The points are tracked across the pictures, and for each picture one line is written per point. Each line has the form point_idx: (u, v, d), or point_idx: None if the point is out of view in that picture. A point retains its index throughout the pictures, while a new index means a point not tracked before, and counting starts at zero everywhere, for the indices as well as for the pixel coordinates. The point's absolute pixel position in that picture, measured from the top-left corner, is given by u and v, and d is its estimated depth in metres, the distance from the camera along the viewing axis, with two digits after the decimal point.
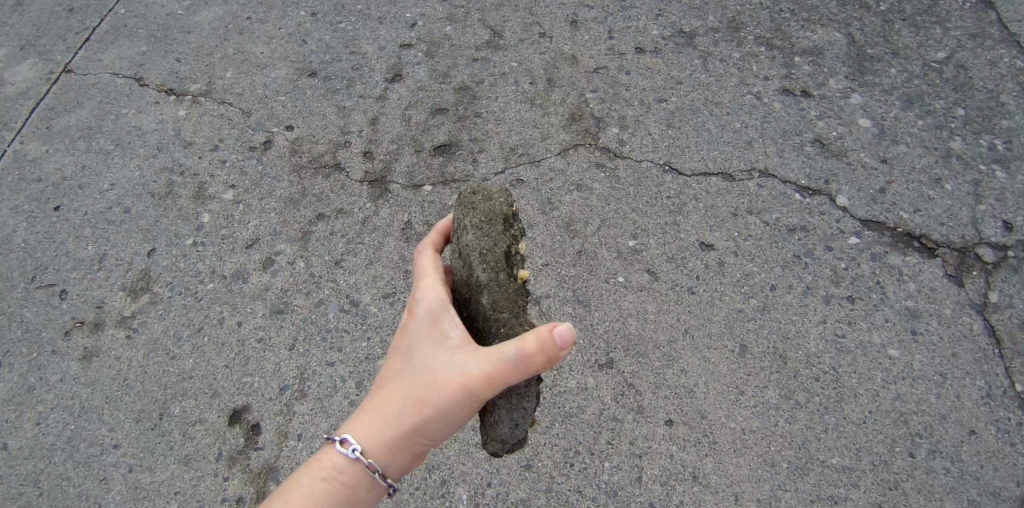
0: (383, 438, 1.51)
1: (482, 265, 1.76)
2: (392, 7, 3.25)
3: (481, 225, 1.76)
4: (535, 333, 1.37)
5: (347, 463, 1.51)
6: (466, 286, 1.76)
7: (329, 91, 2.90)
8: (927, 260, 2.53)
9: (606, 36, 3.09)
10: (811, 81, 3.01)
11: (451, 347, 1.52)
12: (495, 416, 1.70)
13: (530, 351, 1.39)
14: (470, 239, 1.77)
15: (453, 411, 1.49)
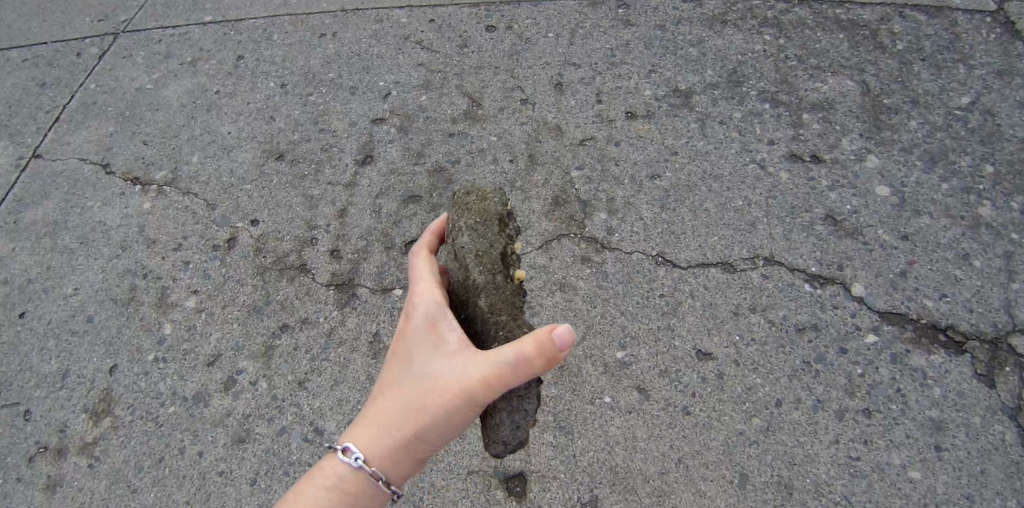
0: (387, 445, 1.55)
1: (478, 268, 1.73)
2: (365, 74, 3.05)
3: (477, 227, 1.75)
4: (532, 336, 1.42)
5: (350, 472, 1.55)
6: (463, 289, 1.74)
7: (297, 178, 2.72)
8: (954, 358, 2.22)
9: (594, 101, 2.84)
10: (821, 143, 2.72)
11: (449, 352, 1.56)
12: (496, 420, 1.70)
13: (528, 356, 1.45)
14: (466, 241, 1.75)
15: (453, 416, 1.54)
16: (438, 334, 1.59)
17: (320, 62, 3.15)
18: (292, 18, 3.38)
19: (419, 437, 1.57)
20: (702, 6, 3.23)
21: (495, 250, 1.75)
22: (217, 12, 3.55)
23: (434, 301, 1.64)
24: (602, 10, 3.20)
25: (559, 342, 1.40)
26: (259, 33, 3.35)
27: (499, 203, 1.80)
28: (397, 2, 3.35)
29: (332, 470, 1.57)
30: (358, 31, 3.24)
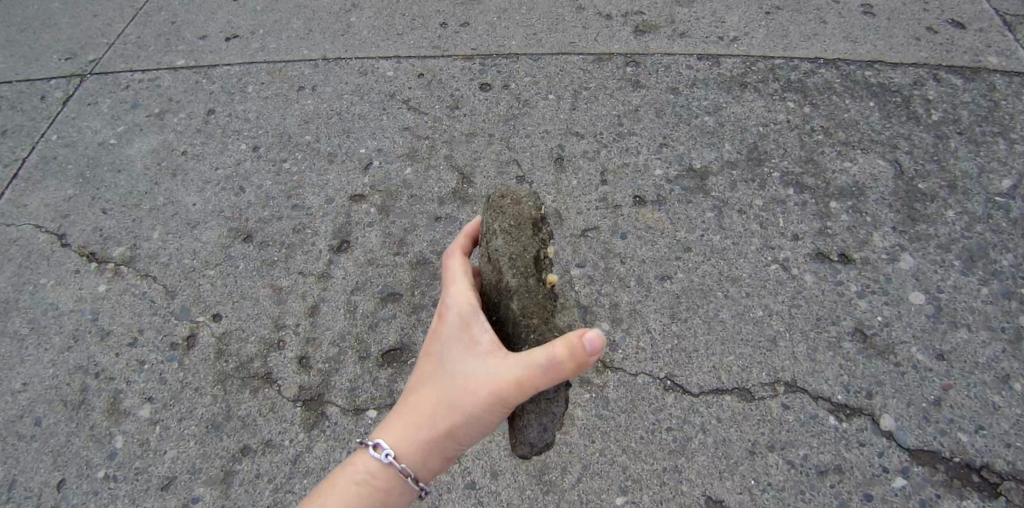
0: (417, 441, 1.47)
1: (511, 271, 1.65)
2: (345, 139, 2.73)
3: (512, 228, 1.67)
4: (566, 339, 1.35)
5: (380, 468, 1.47)
6: (495, 290, 1.67)
7: (265, 264, 2.45)
8: (988, 504, 1.87)
9: (598, 180, 2.51)
10: (851, 239, 2.44)
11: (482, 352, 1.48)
12: (522, 421, 1.71)
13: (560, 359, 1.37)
14: (499, 243, 1.68)
15: (484, 417, 1.46)
16: (471, 334, 1.52)
17: (295, 120, 2.83)
18: (269, 66, 3.08)
19: (450, 436, 1.49)
20: (719, 65, 2.91)
21: (529, 252, 1.67)
22: (190, 55, 3.26)
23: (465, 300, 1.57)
24: (608, 68, 2.88)
25: (593, 345, 1.34)
26: (232, 83, 3.05)
27: (534, 206, 1.72)
28: (384, 52, 3.04)
29: (360, 465, 1.48)
30: (338, 85, 2.93)
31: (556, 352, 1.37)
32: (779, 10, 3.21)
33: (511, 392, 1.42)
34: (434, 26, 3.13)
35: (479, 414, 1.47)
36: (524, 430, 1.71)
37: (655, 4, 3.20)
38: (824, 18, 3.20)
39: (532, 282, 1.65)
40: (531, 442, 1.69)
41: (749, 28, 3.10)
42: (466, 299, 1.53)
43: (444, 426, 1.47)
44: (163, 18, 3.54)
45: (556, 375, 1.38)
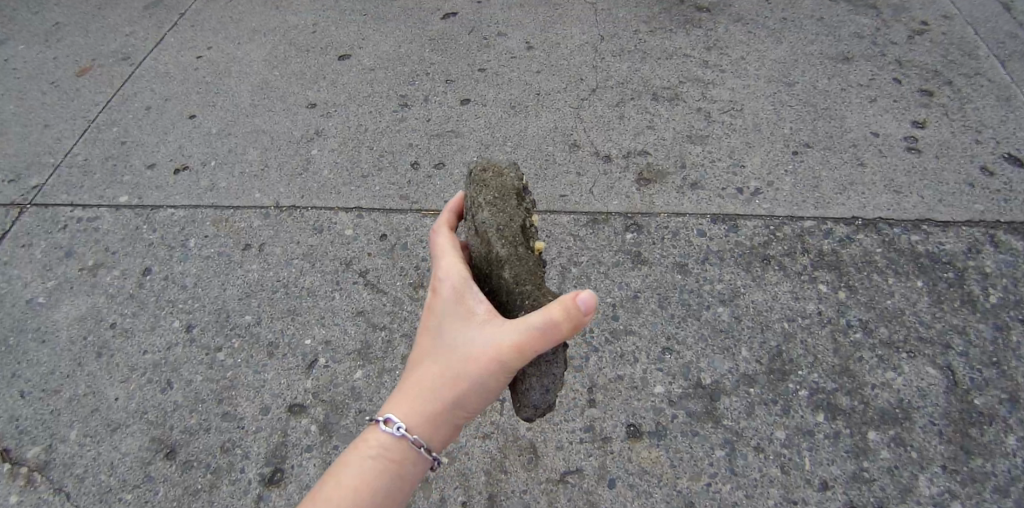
0: (429, 410, 1.43)
1: (500, 241, 1.76)
2: (290, 323, 2.33)
3: (497, 200, 1.78)
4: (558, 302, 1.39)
5: (393, 443, 1.41)
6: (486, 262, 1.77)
7: (186, 494, 2.01)
8: None
9: (584, 402, 2.06)
10: (892, 485, 1.87)
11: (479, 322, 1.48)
12: (524, 386, 1.72)
13: (556, 320, 1.39)
14: (485, 217, 1.78)
15: (491, 381, 1.45)
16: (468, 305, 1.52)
17: (235, 292, 2.46)
18: (215, 215, 2.72)
19: (460, 404, 1.46)
20: (738, 230, 2.41)
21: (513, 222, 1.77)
22: (134, 190, 2.93)
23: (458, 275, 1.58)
24: (604, 234, 2.39)
25: (585, 304, 1.38)
26: (173, 234, 2.72)
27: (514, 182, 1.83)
28: (343, 201, 2.61)
29: (372, 442, 1.42)
30: (287, 245, 2.54)
31: (553, 315, 1.40)
32: (810, 149, 2.70)
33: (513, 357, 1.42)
34: (404, 167, 2.68)
35: (486, 379, 1.45)
36: (527, 393, 1.72)
37: (663, 141, 2.70)
38: (862, 160, 2.70)
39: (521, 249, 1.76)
40: (533, 402, 1.70)
41: (773, 175, 2.59)
42: (461, 273, 1.55)
43: (453, 393, 1.44)
44: (113, 136, 3.22)
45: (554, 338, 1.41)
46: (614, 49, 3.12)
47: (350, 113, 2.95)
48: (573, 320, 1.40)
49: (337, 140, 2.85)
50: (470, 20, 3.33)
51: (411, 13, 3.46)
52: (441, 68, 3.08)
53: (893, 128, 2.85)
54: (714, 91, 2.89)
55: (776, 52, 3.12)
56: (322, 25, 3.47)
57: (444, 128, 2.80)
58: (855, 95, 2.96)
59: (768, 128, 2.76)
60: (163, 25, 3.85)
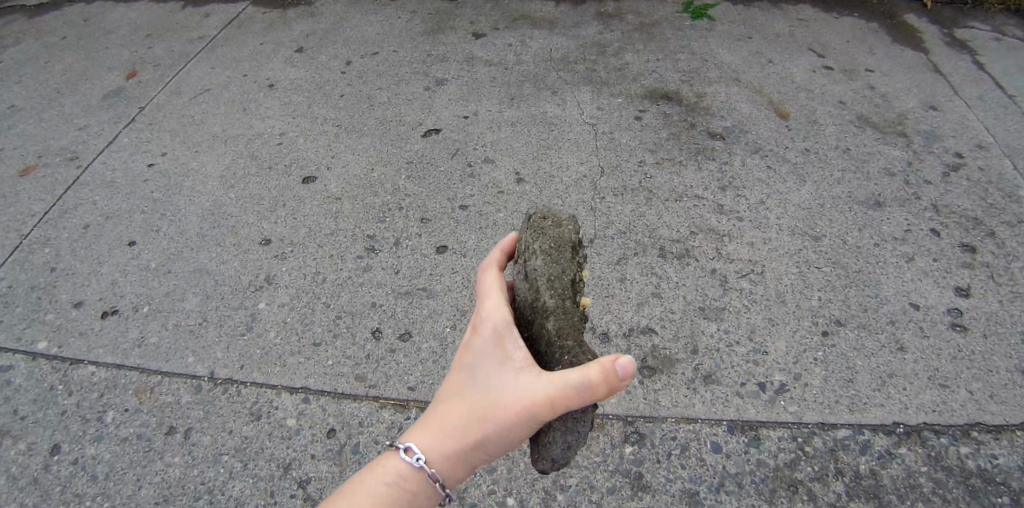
0: (449, 449, 1.38)
1: (548, 292, 1.71)
2: None
3: (553, 251, 1.75)
4: (600, 364, 1.31)
5: (411, 472, 1.37)
6: (530, 308, 1.70)
7: None
8: None
9: None
10: None
11: (516, 369, 1.41)
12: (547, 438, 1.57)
13: (593, 382, 1.32)
14: (539, 264, 1.74)
15: (516, 431, 1.38)
16: (505, 349, 1.46)
17: (152, 494, 1.98)
18: (139, 383, 2.30)
19: (482, 446, 1.40)
20: (759, 443, 1.96)
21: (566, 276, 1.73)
22: (54, 335, 2.49)
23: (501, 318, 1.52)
24: (598, 447, 1.96)
25: (626, 369, 1.30)
26: (90, 402, 2.26)
27: (571, 236, 1.81)
28: (288, 377, 2.21)
29: (391, 467, 1.39)
30: (218, 433, 2.12)
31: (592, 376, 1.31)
32: (843, 327, 2.28)
33: (543, 412, 1.35)
34: (363, 336, 2.28)
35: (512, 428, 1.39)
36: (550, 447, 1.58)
37: (672, 313, 2.27)
38: (901, 344, 2.26)
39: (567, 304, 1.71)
40: (555, 458, 1.55)
41: (801, 364, 2.16)
42: (502, 314, 1.49)
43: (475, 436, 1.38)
44: (42, 259, 2.79)
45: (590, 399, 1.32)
46: (616, 186, 2.78)
47: (307, 252, 2.58)
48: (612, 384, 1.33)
49: (289, 290, 2.46)
50: (454, 141, 3.05)
51: (389, 129, 3.14)
52: (418, 202, 2.74)
53: (936, 296, 2.41)
54: (731, 247, 2.51)
55: (798, 193, 2.76)
56: (289, 138, 3.16)
57: (414, 284, 2.41)
58: (888, 253, 2.55)
59: (795, 298, 2.34)
60: (119, 120, 3.49)
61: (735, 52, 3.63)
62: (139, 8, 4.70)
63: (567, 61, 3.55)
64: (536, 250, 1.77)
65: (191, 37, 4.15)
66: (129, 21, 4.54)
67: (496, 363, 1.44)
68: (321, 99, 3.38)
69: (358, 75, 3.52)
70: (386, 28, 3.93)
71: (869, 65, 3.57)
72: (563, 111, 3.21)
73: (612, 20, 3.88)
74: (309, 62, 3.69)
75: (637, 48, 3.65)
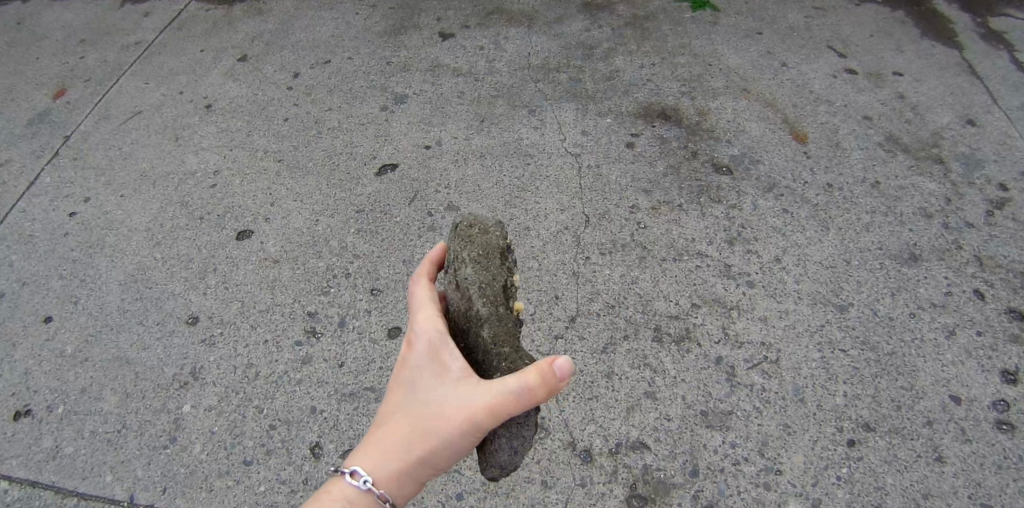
0: (396, 466, 1.39)
1: (481, 300, 1.68)
2: None
3: (481, 257, 1.71)
4: (536, 367, 1.34)
5: (359, 495, 1.37)
6: (463, 317, 1.68)
7: None
8: None
9: None
10: None
11: (455, 381, 1.42)
12: (493, 444, 1.54)
13: (532, 386, 1.34)
14: (469, 274, 1.70)
15: (461, 441, 1.40)
16: (442, 362, 1.47)
17: None
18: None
19: (429, 460, 1.41)
20: None
21: (497, 281, 1.70)
22: None
23: (436, 330, 1.52)
24: None
25: (562, 369, 1.33)
26: None
27: (499, 239, 1.72)
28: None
29: (339, 493, 1.38)
30: None
31: (527, 382, 1.34)
32: (872, 433, 1.91)
33: (486, 420, 1.37)
34: (301, 453, 1.92)
35: (456, 439, 1.40)
36: (496, 451, 1.54)
37: (668, 423, 1.91)
38: (939, 451, 1.87)
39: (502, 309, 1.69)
40: (504, 462, 1.52)
41: (822, 487, 1.80)
42: (436, 328, 1.49)
43: (421, 451, 1.39)
44: None
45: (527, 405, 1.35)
46: (602, 241, 2.31)
47: (239, 334, 2.21)
48: (548, 385, 1.36)
49: (217, 388, 2.10)
50: (412, 180, 2.56)
51: (337, 167, 2.66)
52: (368, 266, 2.30)
53: (980, 385, 2.03)
54: (740, 326, 2.11)
55: (819, 247, 2.34)
56: (223, 178, 2.70)
57: (360, 382, 2.04)
58: (924, 327, 2.16)
59: (815, 395, 1.99)
60: (42, 154, 3.03)
61: (744, 53, 3.12)
62: (69, 4, 4.12)
63: (546, 68, 3.02)
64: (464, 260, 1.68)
65: (124, 42, 3.62)
66: (58, 20, 3.98)
67: (435, 377, 1.44)
68: (263, 124, 2.90)
69: (306, 92, 3.04)
70: (339, 26, 3.39)
71: (896, 68, 3.10)
72: (541, 139, 2.69)
73: (600, 14, 3.34)
74: (251, 74, 3.19)
75: (630, 49, 3.12)
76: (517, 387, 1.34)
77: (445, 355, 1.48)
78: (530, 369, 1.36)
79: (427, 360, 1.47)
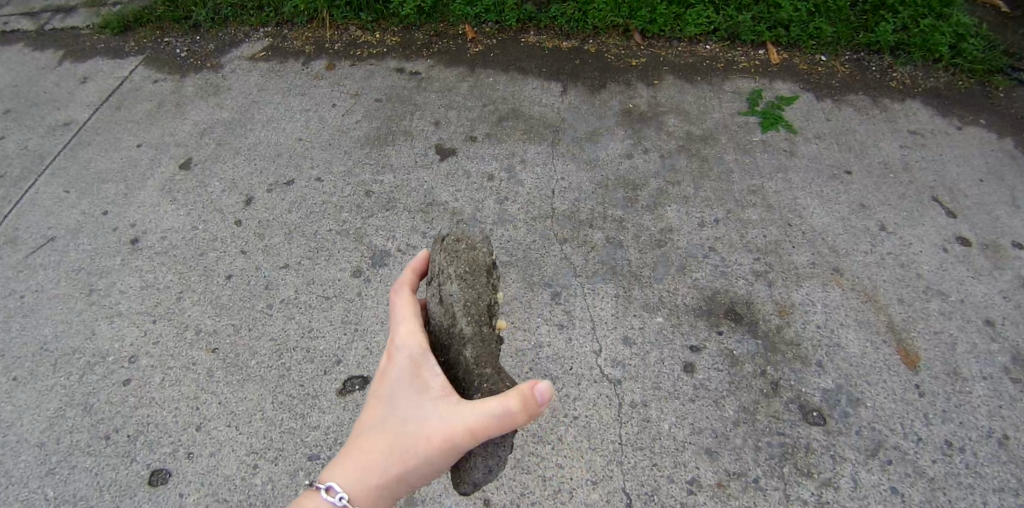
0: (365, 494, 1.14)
1: (464, 317, 1.36)
2: None
3: (468, 271, 1.42)
4: (518, 393, 1.09)
5: None
6: (443, 335, 1.37)
7: None
8: None
9: None
10: None
11: (431, 401, 1.16)
12: (467, 460, 1.28)
13: (512, 415, 1.09)
14: (453, 288, 1.39)
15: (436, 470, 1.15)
16: (420, 378, 1.20)
17: None
18: None
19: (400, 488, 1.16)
20: None
21: (485, 299, 1.39)
22: None
23: (413, 342, 1.26)
24: None
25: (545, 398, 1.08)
26: None
27: (488, 255, 1.48)
28: None
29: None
30: None
31: (513, 402, 1.09)
32: None
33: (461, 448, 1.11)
34: None
35: (435, 464, 1.14)
36: (471, 468, 1.28)
37: None
38: None
39: (487, 330, 1.37)
40: (477, 483, 1.27)
41: None
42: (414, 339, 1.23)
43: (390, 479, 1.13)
44: None
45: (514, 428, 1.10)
46: None
47: None
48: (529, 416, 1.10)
49: None
50: None
51: (287, 371, 1.94)
52: None
53: None
54: None
55: None
56: (138, 371, 2.03)
57: None
58: None
59: None
60: None
61: (832, 204, 2.41)
62: (4, 54, 3.47)
63: (575, 218, 2.26)
64: (450, 272, 1.41)
65: (51, 120, 2.99)
66: None
67: (409, 396, 1.18)
68: (199, 283, 2.20)
69: (257, 230, 2.31)
70: (309, 124, 2.68)
71: (1018, 236, 2.37)
72: (569, 349, 1.94)
73: (644, 129, 2.62)
74: (192, 193, 2.50)
75: (685, 191, 2.38)
76: (502, 407, 1.09)
77: (423, 369, 1.22)
78: (512, 393, 1.10)
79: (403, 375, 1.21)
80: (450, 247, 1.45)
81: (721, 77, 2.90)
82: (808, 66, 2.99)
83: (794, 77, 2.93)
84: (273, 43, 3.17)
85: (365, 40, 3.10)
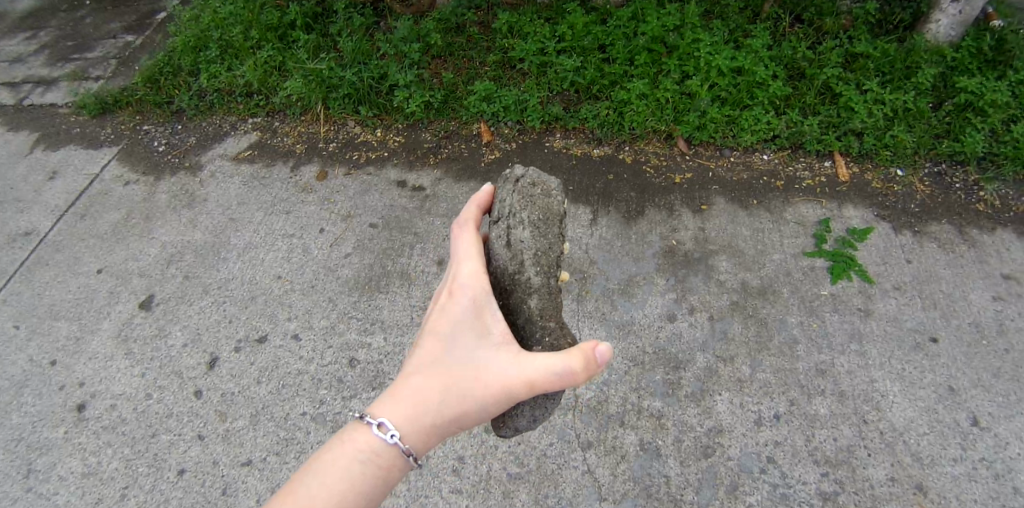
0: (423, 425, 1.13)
1: (534, 268, 1.30)
2: None
3: (542, 221, 1.30)
4: (581, 351, 1.12)
5: (378, 453, 1.11)
6: (509, 281, 1.30)
7: None
8: None
9: None
10: None
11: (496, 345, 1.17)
12: (514, 409, 1.40)
13: (573, 369, 1.12)
14: (525, 236, 1.29)
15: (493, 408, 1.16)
16: (483, 321, 1.20)
17: None
18: None
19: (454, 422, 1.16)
20: None
21: (555, 251, 1.32)
22: None
23: (479, 281, 1.23)
24: None
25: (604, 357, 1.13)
26: None
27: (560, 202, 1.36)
28: None
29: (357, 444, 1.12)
30: None
31: (576, 362, 1.11)
32: None
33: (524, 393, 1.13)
34: None
35: (492, 406, 1.15)
36: (514, 415, 1.41)
37: None
38: None
39: (553, 282, 1.33)
40: (521, 428, 1.42)
41: None
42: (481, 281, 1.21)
43: (452, 412, 1.14)
44: None
45: (571, 386, 1.13)
46: None
47: None
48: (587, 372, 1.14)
49: None
50: None
51: None
52: None
53: None
54: None
55: None
56: None
57: None
58: None
59: None
60: None
61: (915, 389, 1.90)
62: None
63: (602, 413, 1.83)
64: (523, 219, 1.31)
65: (9, 228, 2.63)
66: None
67: (473, 336, 1.18)
68: (146, 478, 1.84)
69: (218, 408, 1.96)
70: (290, 256, 2.29)
71: None
72: None
73: (690, 276, 2.08)
74: (149, 344, 2.16)
75: (740, 372, 1.89)
76: (564, 366, 1.11)
77: (486, 312, 1.21)
78: (574, 349, 1.14)
79: (466, 315, 1.19)
80: (524, 190, 1.32)
81: (781, 199, 2.30)
82: (883, 185, 2.37)
83: (867, 199, 2.33)
84: (261, 138, 2.76)
85: (365, 138, 2.63)
